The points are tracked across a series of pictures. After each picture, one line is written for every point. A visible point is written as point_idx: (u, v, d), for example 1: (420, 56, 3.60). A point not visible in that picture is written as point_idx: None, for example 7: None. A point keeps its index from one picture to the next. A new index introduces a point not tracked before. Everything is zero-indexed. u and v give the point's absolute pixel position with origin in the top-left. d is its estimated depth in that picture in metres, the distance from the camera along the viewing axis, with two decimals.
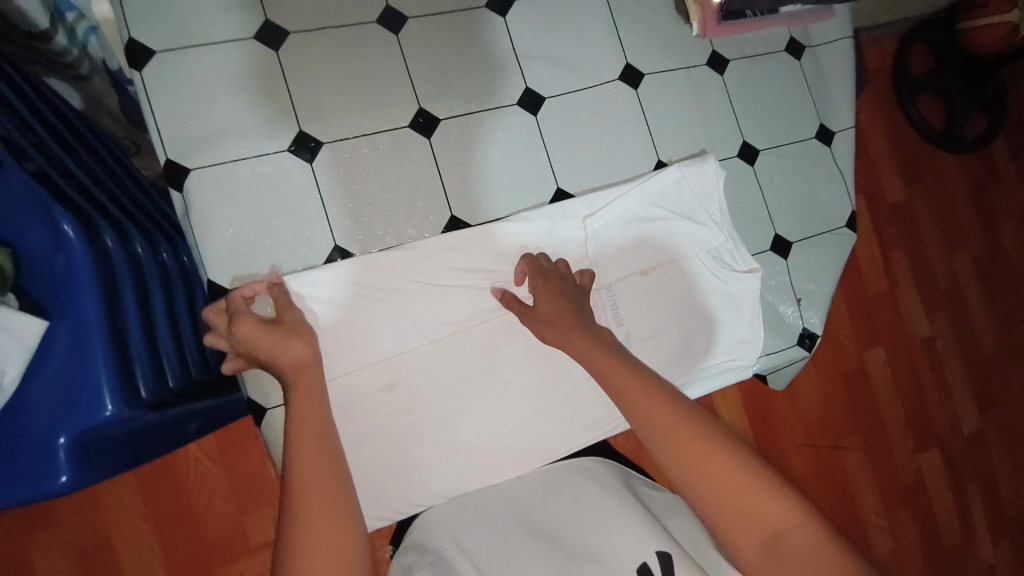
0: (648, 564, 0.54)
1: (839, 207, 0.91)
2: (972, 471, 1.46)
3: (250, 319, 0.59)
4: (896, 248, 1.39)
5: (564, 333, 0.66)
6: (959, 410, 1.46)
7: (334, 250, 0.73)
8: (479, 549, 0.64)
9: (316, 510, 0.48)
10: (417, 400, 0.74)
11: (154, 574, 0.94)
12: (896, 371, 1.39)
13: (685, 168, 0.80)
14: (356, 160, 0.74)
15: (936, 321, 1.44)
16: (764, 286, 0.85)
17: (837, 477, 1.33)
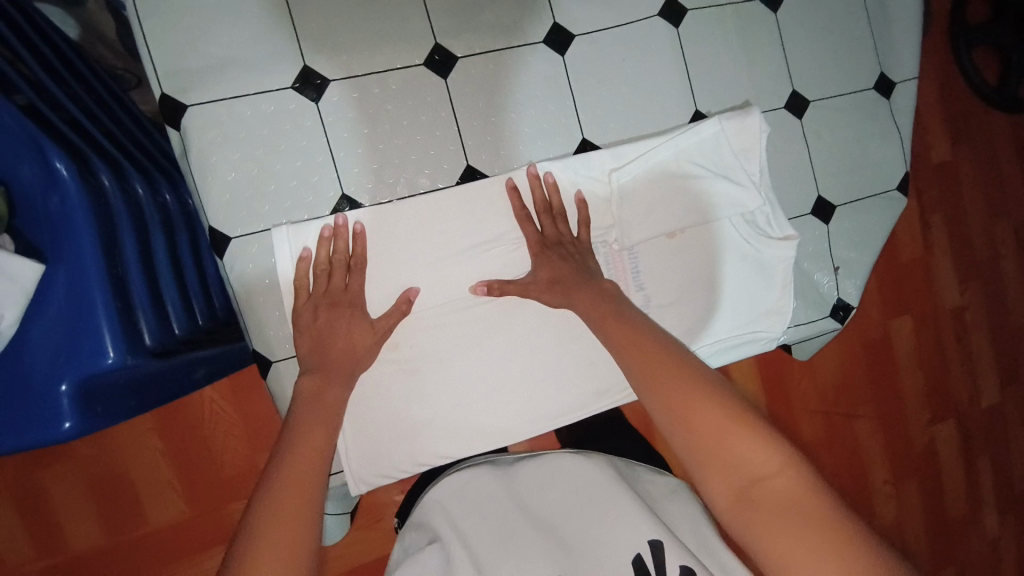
0: (642, 556, 0.58)
1: (892, 169, 0.83)
2: (989, 446, 1.44)
3: (356, 318, 0.65)
4: (937, 214, 1.31)
5: (568, 292, 0.67)
6: (983, 385, 1.42)
7: (340, 199, 0.68)
8: (476, 537, 0.65)
9: (293, 485, 0.53)
10: (426, 359, 0.72)
11: (174, 506, 0.96)
12: (920, 343, 1.33)
13: (725, 122, 0.74)
14: (365, 101, 0.68)
15: (969, 291, 1.36)
16: (799, 254, 0.78)
17: (848, 444, 1.31)
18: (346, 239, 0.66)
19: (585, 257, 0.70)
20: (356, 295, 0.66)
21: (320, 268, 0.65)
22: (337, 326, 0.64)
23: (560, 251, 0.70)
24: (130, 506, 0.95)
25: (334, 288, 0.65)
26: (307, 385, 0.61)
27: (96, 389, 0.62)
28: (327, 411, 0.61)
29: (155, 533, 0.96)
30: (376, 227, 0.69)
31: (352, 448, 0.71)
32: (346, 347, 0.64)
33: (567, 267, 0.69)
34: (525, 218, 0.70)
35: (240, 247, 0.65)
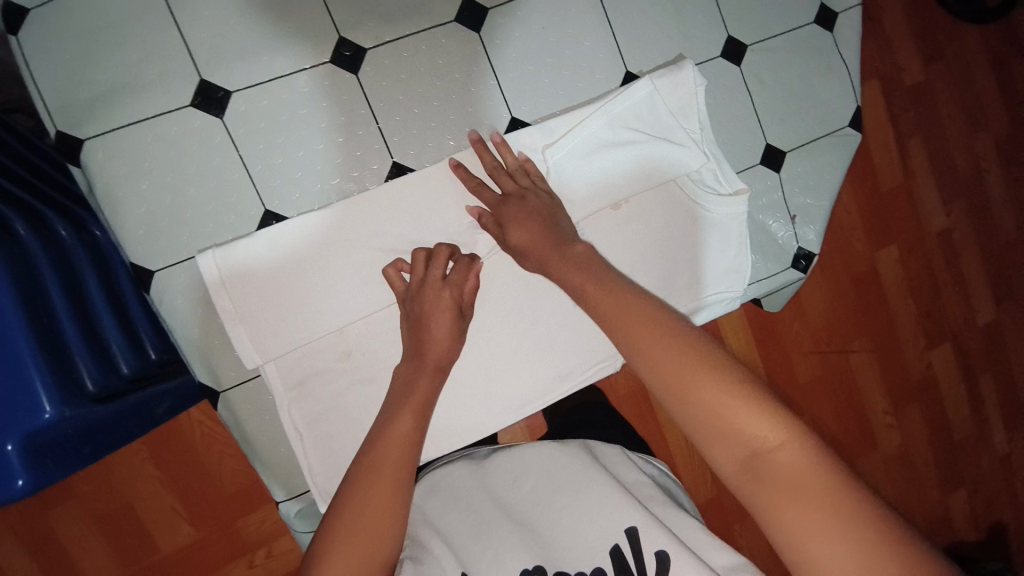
0: (619, 546, 0.58)
1: (843, 104, 0.79)
2: (989, 364, 1.43)
3: (447, 305, 0.62)
4: (913, 138, 1.27)
5: (541, 258, 0.60)
6: (977, 303, 1.40)
7: (263, 214, 0.65)
8: (458, 534, 0.64)
9: (382, 481, 0.52)
10: (380, 367, 0.67)
11: (181, 530, 0.88)
12: (909, 270, 1.30)
13: (657, 80, 0.70)
14: (275, 108, 0.64)
15: (954, 214, 1.34)
16: (752, 207, 0.75)
17: (845, 380, 1.30)
18: (346, 223, 0.65)
19: (557, 215, 0.63)
20: (454, 285, 0.63)
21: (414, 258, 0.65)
22: (436, 316, 0.61)
23: (531, 209, 0.62)
24: (139, 538, 0.87)
25: (431, 277, 0.63)
26: (402, 371, 0.61)
27: (42, 442, 0.60)
28: (418, 401, 0.58)
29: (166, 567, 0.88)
30: (307, 233, 0.64)
31: (315, 468, 0.66)
32: (445, 332, 0.61)
33: (535, 226, 0.61)
34: (478, 185, 0.65)
35: (167, 280, 0.62)
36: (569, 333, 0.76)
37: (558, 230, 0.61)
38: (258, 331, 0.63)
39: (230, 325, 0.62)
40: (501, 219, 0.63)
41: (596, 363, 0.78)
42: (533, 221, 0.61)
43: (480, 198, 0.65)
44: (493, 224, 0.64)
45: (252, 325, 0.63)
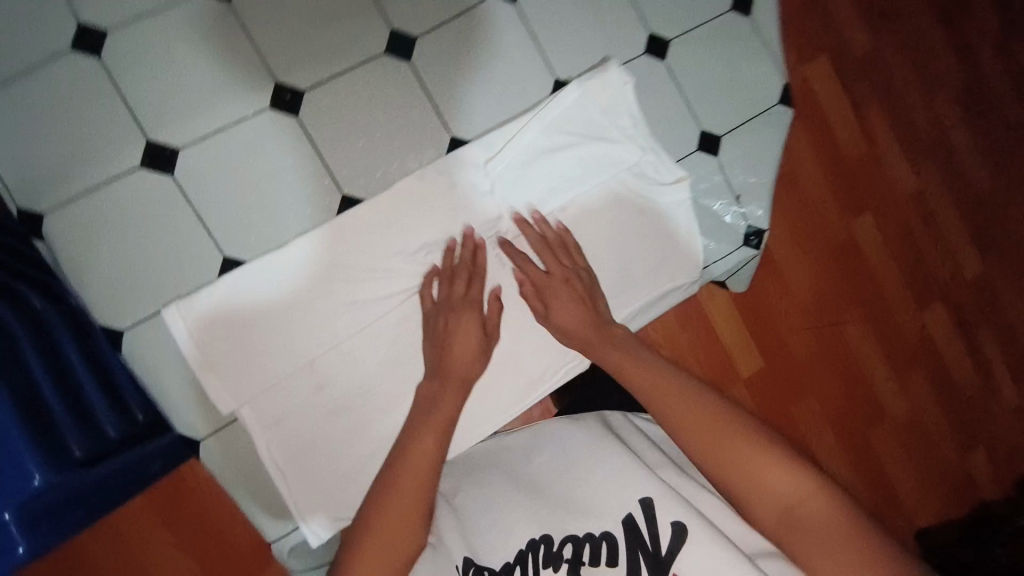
0: (632, 515, 0.52)
1: (771, 84, 0.81)
2: (985, 317, 1.40)
3: (473, 317, 0.66)
4: (869, 105, 1.28)
5: (585, 343, 0.65)
6: (962, 257, 1.39)
7: (222, 262, 0.67)
8: (471, 509, 0.61)
9: (409, 484, 0.54)
10: (352, 393, 0.69)
11: None
12: (888, 235, 1.31)
13: (586, 84, 0.73)
14: (222, 159, 0.67)
15: (923, 172, 1.34)
16: (695, 192, 0.78)
17: (845, 354, 1.26)
18: (307, 255, 0.68)
19: (596, 295, 0.68)
20: (476, 299, 0.67)
21: (445, 271, 0.69)
22: (466, 340, 0.65)
23: (570, 288, 0.68)
24: None
25: (456, 294, 0.67)
26: (426, 389, 0.63)
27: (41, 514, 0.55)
28: (439, 421, 0.59)
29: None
30: (278, 263, 0.67)
31: (299, 500, 0.68)
32: (465, 350, 0.65)
33: (577, 310, 0.66)
34: (521, 256, 0.70)
35: (136, 336, 0.66)
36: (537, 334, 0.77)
37: (596, 312, 0.66)
38: (227, 374, 0.65)
39: (200, 373, 0.65)
40: (540, 291, 0.69)
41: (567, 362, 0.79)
42: (579, 304, 0.67)
43: (524, 269, 0.70)
44: (536, 300, 0.69)
45: (221, 369, 0.65)
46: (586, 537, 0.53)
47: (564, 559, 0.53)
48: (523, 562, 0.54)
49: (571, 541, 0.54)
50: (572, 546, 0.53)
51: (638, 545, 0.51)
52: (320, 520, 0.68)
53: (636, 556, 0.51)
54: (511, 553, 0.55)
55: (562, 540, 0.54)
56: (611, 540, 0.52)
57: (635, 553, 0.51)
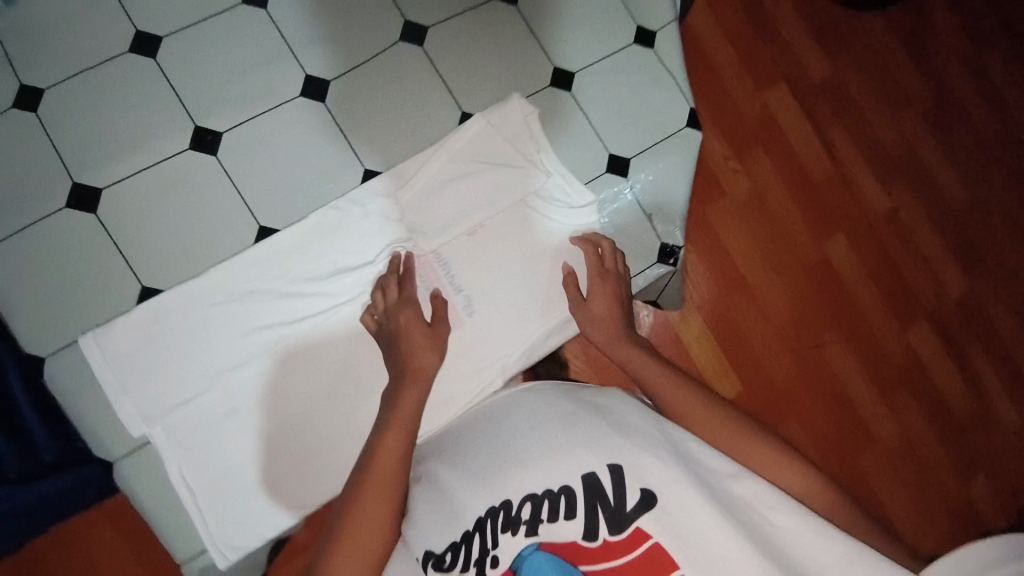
0: (597, 474, 0.50)
1: (676, 108, 0.85)
2: (995, 354, 1.15)
3: (416, 319, 0.68)
4: (822, 109, 1.12)
5: (609, 337, 0.70)
6: (952, 280, 1.15)
7: (140, 291, 0.71)
8: (442, 477, 0.57)
9: (376, 483, 0.53)
10: (265, 413, 0.72)
11: None
12: (870, 264, 1.11)
13: (489, 115, 0.77)
14: (143, 196, 0.71)
15: (897, 189, 1.15)
16: (604, 212, 0.81)
17: (830, 404, 1.07)
18: (221, 282, 0.71)
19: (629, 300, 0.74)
20: (410, 298, 0.71)
21: (387, 277, 0.73)
22: (413, 334, 0.66)
23: (609, 283, 0.74)
24: None
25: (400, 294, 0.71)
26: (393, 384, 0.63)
27: None
28: (403, 419, 0.58)
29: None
30: (195, 290, 0.71)
31: (209, 521, 0.70)
32: (409, 348, 0.65)
33: (608, 307, 0.72)
34: (597, 246, 0.76)
35: (58, 364, 0.69)
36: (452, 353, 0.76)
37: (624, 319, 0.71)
38: (143, 398, 0.69)
39: (117, 398, 0.69)
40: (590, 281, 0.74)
41: (482, 384, 0.76)
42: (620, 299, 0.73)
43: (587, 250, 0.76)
44: (574, 286, 0.74)
45: (139, 393, 0.69)
46: (545, 496, 0.50)
47: (522, 521, 0.50)
48: (480, 531, 0.50)
49: (530, 499, 0.51)
50: (531, 504, 0.51)
51: (598, 499, 0.49)
52: (227, 542, 0.70)
53: (595, 510, 0.49)
54: (469, 524, 0.51)
55: (520, 500, 0.51)
56: (570, 493, 0.50)
57: (593, 508, 0.49)
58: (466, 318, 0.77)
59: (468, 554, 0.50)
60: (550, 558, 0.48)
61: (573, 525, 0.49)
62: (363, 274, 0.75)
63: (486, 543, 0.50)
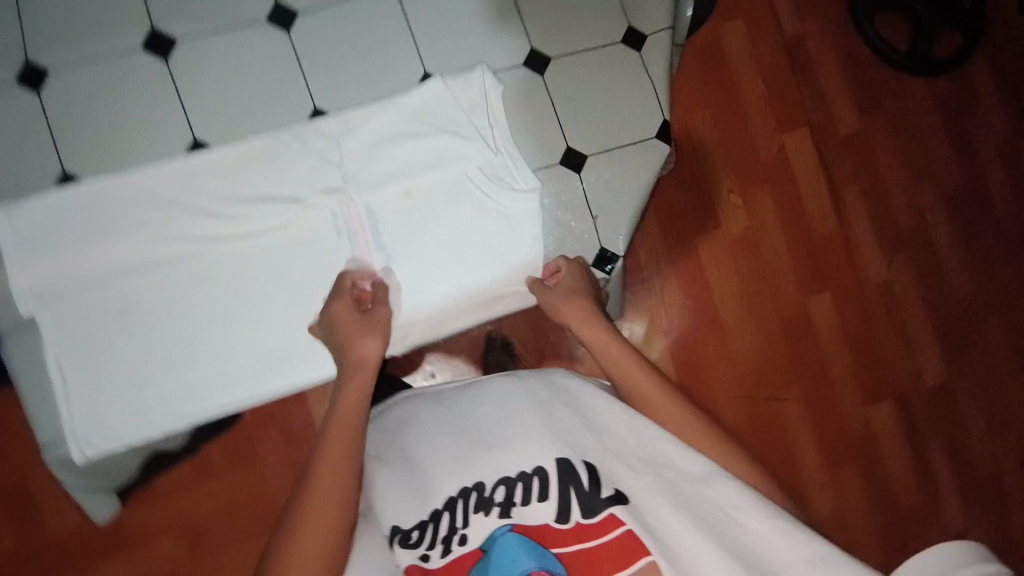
0: (568, 459, 0.60)
1: (649, 118, 0.82)
2: (938, 427, 1.40)
3: (344, 296, 0.69)
4: (848, 187, 1.38)
5: (582, 319, 0.70)
6: (924, 362, 1.41)
7: (60, 172, 0.72)
8: (422, 453, 0.66)
9: (324, 486, 0.54)
10: (158, 322, 0.73)
11: (66, 516, 1.00)
12: (844, 320, 1.36)
13: (449, 80, 0.75)
14: (83, 84, 0.72)
15: (896, 265, 1.40)
16: (547, 205, 0.79)
17: (775, 427, 1.32)
18: (140, 184, 0.72)
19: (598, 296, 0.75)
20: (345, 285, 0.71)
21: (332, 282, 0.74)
22: (344, 314, 0.68)
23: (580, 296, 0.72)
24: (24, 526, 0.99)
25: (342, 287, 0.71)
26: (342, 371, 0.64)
27: None
28: (346, 420, 0.59)
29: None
30: (113, 186, 0.71)
31: (78, 413, 0.72)
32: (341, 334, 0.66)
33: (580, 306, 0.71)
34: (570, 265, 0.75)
35: None
36: None
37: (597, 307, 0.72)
38: (36, 277, 0.70)
39: (13, 271, 0.69)
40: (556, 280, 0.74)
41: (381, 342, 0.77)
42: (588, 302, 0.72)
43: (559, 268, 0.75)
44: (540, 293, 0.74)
45: (34, 271, 0.70)
46: (519, 478, 0.60)
47: (495, 503, 0.59)
48: (450, 510, 0.60)
49: (504, 483, 0.60)
50: (505, 488, 0.60)
51: (570, 485, 0.58)
52: (89, 439, 0.72)
53: (568, 494, 0.57)
54: (439, 501, 0.61)
55: (494, 483, 0.60)
56: (543, 476, 0.59)
57: (566, 492, 0.58)
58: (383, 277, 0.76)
59: (435, 531, 0.59)
60: (520, 539, 0.53)
61: (542, 508, 0.57)
62: (285, 209, 0.74)
63: (455, 522, 0.59)
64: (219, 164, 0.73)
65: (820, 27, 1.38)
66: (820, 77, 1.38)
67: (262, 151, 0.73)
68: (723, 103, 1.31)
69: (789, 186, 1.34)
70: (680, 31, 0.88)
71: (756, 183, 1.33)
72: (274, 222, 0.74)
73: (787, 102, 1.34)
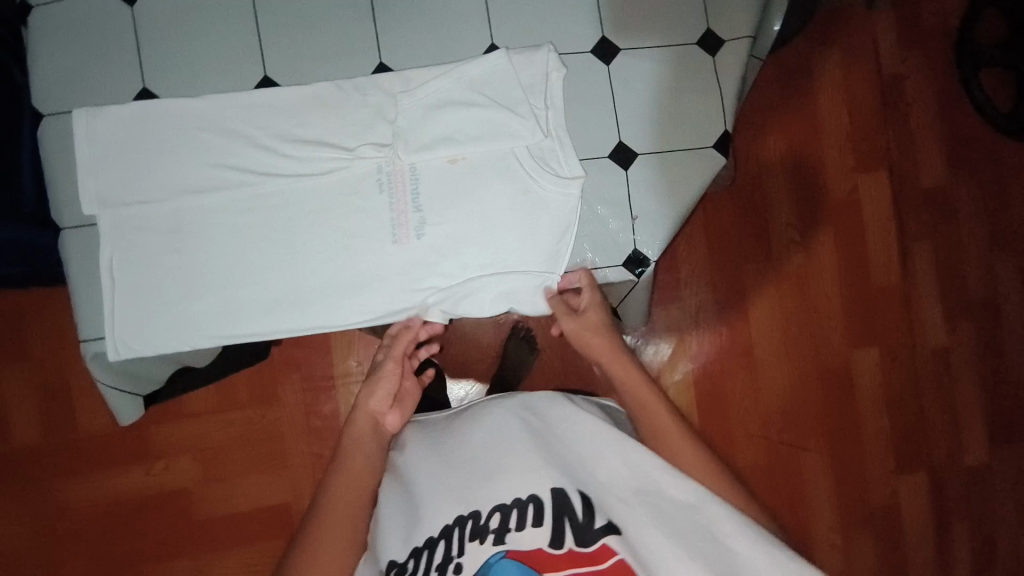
0: (563, 490, 0.65)
1: (710, 124, 0.79)
2: (971, 513, 1.31)
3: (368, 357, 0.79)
4: (918, 242, 1.30)
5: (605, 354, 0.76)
6: (969, 442, 1.31)
7: (141, 88, 0.76)
8: (417, 481, 0.71)
9: (333, 519, 0.67)
10: (199, 242, 0.76)
11: (101, 419, 1.18)
12: (888, 379, 1.29)
13: (514, 55, 0.76)
14: (176, 8, 0.76)
15: (957, 333, 1.31)
16: (589, 196, 0.78)
17: (792, 476, 1.26)
18: (210, 110, 0.76)
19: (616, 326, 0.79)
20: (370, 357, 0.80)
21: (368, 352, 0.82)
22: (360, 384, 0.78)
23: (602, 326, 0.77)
24: (67, 416, 1.18)
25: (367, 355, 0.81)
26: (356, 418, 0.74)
27: None
28: (356, 466, 0.70)
29: (116, 509, 1.19)
30: (184, 108, 0.75)
31: (116, 315, 0.76)
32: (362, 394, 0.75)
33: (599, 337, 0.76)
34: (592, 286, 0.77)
35: (51, 126, 0.76)
36: (387, 264, 0.77)
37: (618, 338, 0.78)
38: (102, 181, 0.75)
39: (83, 173, 0.74)
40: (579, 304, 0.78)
41: (396, 301, 0.77)
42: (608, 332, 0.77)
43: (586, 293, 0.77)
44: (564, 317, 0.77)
45: (102, 176, 0.75)
46: (515, 504, 0.65)
47: (490, 530, 0.64)
48: (446, 538, 0.65)
49: (500, 510, 0.65)
50: (501, 514, 0.65)
51: (565, 516, 0.64)
52: (123, 342, 0.75)
53: (563, 524, 0.63)
54: (435, 530, 0.66)
55: (490, 510, 0.65)
56: (538, 504, 0.65)
57: (561, 523, 0.63)
58: (414, 237, 0.77)
59: (430, 558, 0.64)
60: (515, 567, 0.61)
61: (537, 534, 0.63)
62: (335, 155, 0.76)
63: (451, 550, 0.64)
64: (284, 103, 0.76)
65: (922, 66, 1.29)
66: (911, 121, 1.30)
67: (321, 97, 0.76)
68: (799, 131, 1.26)
69: (853, 229, 1.27)
70: (763, 43, 0.84)
71: (817, 220, 1.27)
72: (322, 167, 0.76)
73: (866, 140, 1.27)
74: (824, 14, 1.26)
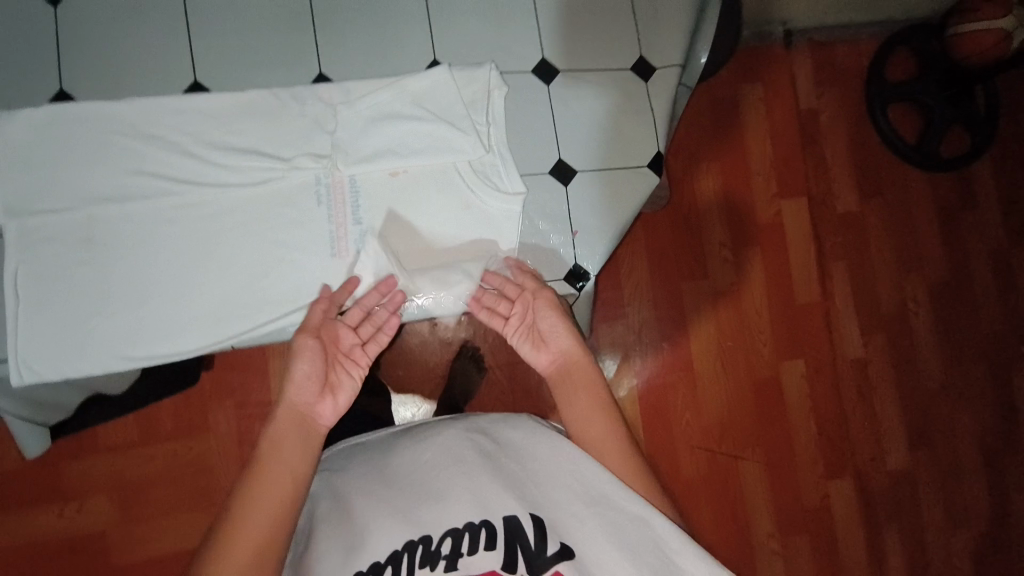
0: (517, 517, 0.59)
1: (645, 144, 0.83)
2: (893, 514, 1.39)
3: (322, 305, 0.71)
4: (836, 262, 1.40)
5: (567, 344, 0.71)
6: (889, 447, 1.40)
7: (57, 91, 0.72)
8: (356, 507, 0.63)
9: (256, 505, 0.56)
10: (118, 255, 0.71)
11: (6, 456, 1.07)
12: (814, 391, 1.37)
13: (455, 72, 0.77)
14: (99, 9, 0.72)
15: (873, 345, 1.41)
16: (531, 212, 0.80)
17: (731, 486, 1.31)
18: (134, 115, 0.72)
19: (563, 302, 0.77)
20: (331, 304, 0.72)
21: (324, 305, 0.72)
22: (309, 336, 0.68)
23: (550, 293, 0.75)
24: None
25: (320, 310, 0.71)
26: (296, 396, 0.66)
27: None
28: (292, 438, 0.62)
29: (14, 556, 1.07)
30: (105, 113, 0.71)
31: (21, 334, 0.69)
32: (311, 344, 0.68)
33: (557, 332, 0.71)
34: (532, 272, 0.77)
35: None
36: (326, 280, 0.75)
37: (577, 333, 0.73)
38: (10, 189, 0.69)
39: None
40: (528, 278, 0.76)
41: None
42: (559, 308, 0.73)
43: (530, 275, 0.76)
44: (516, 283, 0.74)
45: (10, 184, 0.69)
46: (467, 528, 0.59)
47: (442, 556, 0.57)
48: (394, 563, 0.57)
49: (451, 535, 0.59)
50: (452, 539, 0.59)
51: (517, 543, 0.58)
52: (28, 364, 0.69)
53: (516, 554, 0.57)
54: (382, 554, 0.58)
55: (441, 535, 0.59)
56: (491, 528, 0.59)
57: (513, 550, 0.57)
58: (354, 250, 0.75)
59: None
60: None
61: (489, 558, 0.57)
62: (271, 165, 0.74)
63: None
64: (217, 111, 0.73)
65: (835, 102, 1.41)
66: (828, 152, 1.41)
67: (257, 106, 0.74)
68: (730, 157, 1.34)
69: (780, 249, 1.36)
70: (691, 74, 0.90)
71: (747, 241, 1.34)
72: (257, 178, 0.74)
73: (789, 167, 1.37)
74: (748, 52, 1.37)
